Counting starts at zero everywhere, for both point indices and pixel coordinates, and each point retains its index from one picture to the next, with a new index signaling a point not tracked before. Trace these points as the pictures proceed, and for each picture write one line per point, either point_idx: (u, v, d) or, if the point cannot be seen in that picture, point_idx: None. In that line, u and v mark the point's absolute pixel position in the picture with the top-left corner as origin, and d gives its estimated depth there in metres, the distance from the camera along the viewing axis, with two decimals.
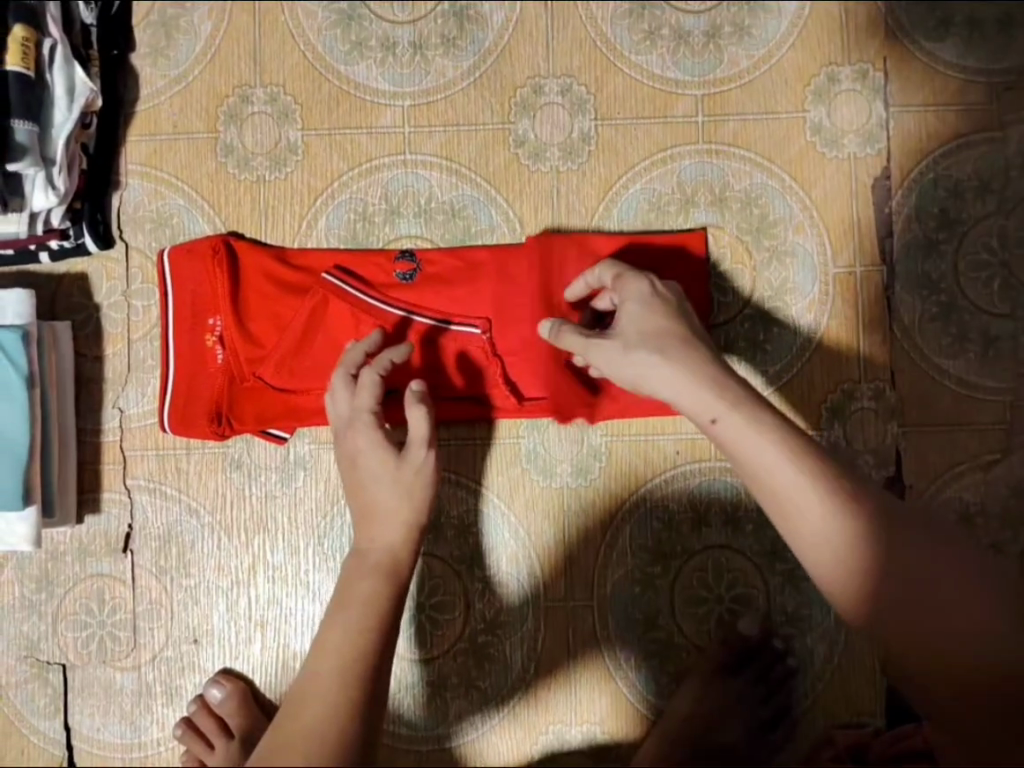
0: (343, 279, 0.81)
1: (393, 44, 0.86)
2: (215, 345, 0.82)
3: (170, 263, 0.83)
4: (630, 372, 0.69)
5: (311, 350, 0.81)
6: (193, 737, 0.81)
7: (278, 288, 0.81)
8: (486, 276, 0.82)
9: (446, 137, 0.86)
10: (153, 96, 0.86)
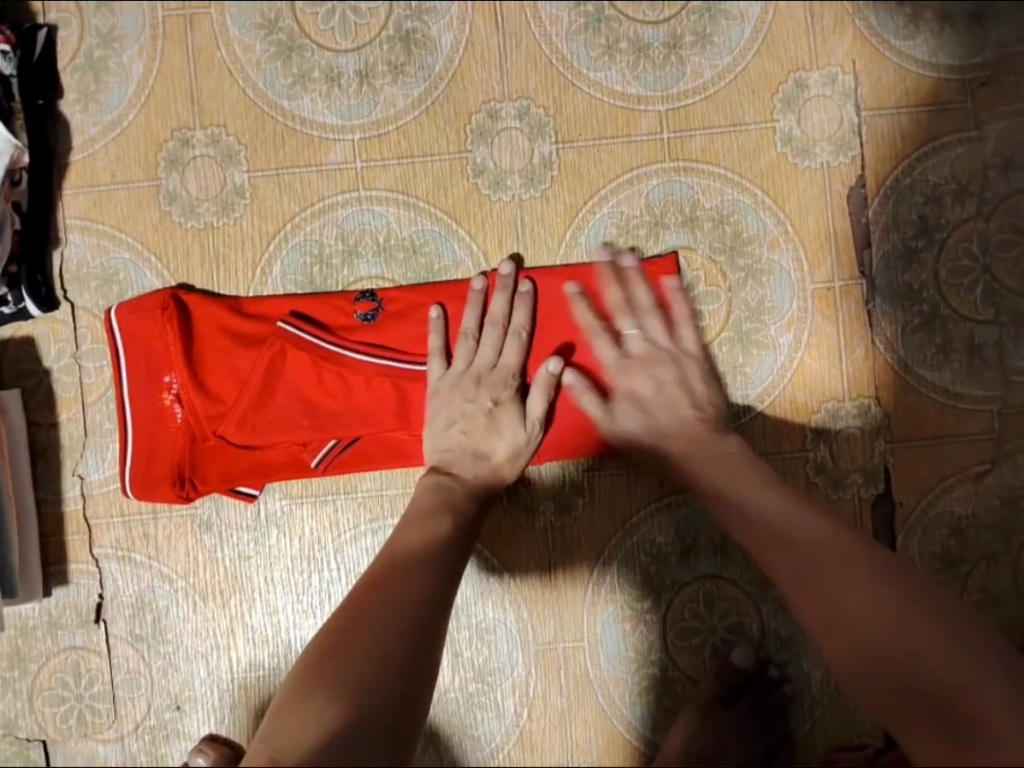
0: (301, 327, 0.76)
1: (338, 74, 0.81)
2: (173, 404, 0.78)
3: (118, 321, 0.78)
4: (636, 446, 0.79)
5: (273, 404, 0.76)
6: None
7: (234, 341, 0.77)
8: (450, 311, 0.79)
9: (400, 170, 0.82)
10: (87, 145, 0.81)
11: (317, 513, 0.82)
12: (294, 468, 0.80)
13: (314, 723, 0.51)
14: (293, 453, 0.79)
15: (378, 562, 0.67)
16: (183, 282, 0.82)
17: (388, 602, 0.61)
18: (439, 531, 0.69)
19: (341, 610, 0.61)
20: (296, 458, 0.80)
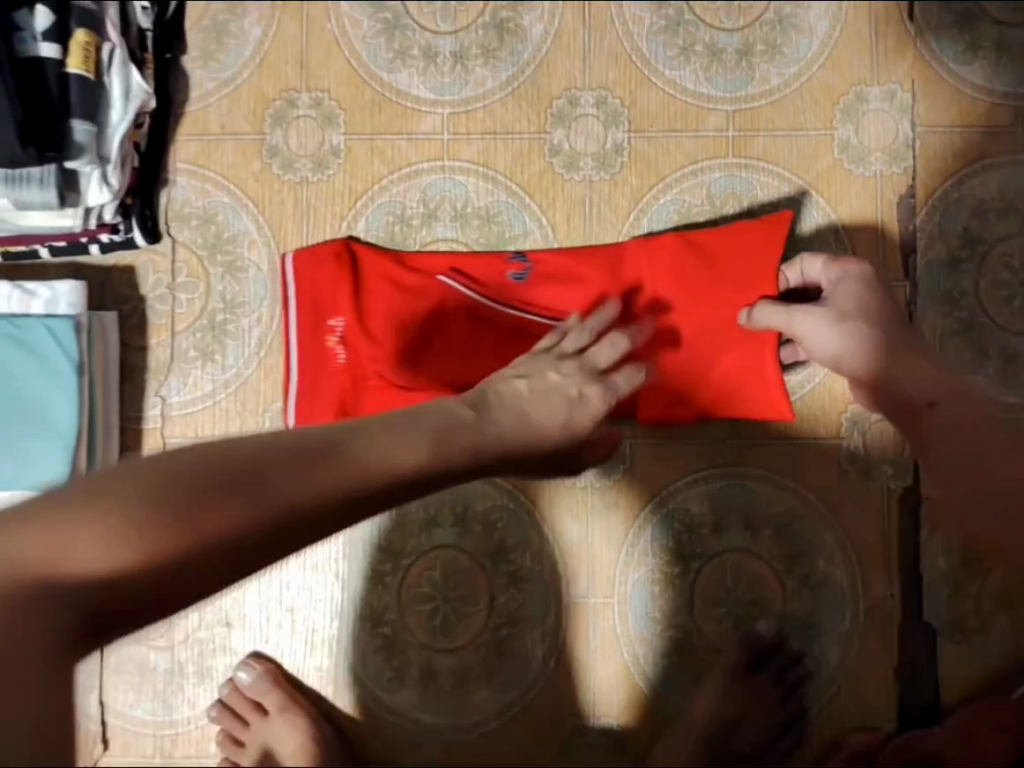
0: (459, 282, 0.81)
1: (435, 54, 0.89)
2: (335, 346, 0.81)
3: (297, 265, 0.83)
4: (832, 342, 0.76)
5: (437, 348, 0.81)
6: (230, 718, 0.85)
7: (396, 290, 0.81)
8: (595, 275, 0.81)
9: (483, 145, 0.89)
10: (202, 97, 0.89)
11: None
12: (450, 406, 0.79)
13: (100, 556, 0.38)
14: (444, 389, 0.79)
15: (238, 456, 0.45)
16: (275, 229, 0.89)
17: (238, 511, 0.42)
18: (331, 480, 0.47)
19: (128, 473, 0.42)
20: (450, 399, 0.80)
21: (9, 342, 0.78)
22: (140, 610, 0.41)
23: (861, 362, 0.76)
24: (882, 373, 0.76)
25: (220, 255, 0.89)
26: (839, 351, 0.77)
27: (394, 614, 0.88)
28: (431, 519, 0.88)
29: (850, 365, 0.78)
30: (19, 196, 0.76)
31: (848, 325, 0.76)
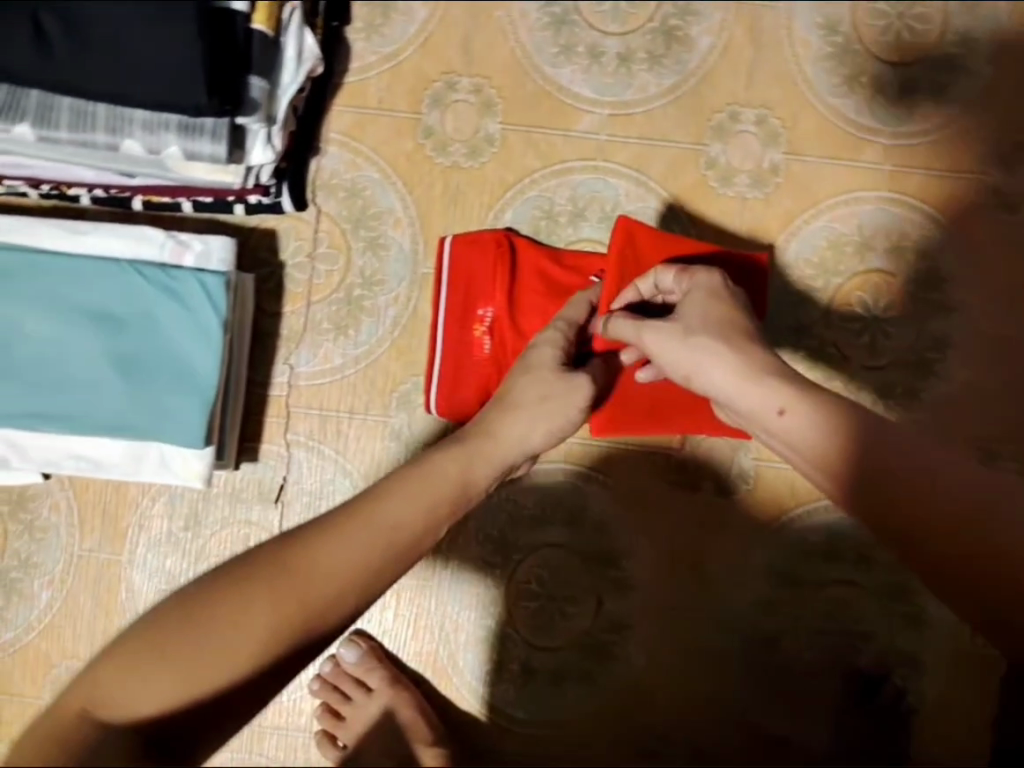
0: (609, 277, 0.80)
1: (601, 53, 0.88)
2: (482, 336, 0.83)
3: (455, 249, 0.84)
4: (682, 359, 0.62)
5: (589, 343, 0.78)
6: (333, 694, 0.86)
7: (550, 285, 0.83)
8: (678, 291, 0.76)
9: (638, 150, 0.88)
10: (363, 70, 0.89)
11: None
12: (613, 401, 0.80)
13: (152, 699, 0.44)
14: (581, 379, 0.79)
15: (277, 548, 0.53)
16: (421, 210, 0.88)
17: (288, 608, 0.50)
18: (367, 541, 0.55)
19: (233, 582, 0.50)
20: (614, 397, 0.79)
21: (160, 293, 0.77)
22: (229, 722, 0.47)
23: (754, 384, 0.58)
24: (820, 414, 0.54)
25: (363, 230, 0.88)
26: (782, 401, 0.56)
27: (499, 606, 0.88)
28: (548, 517, 0.88)
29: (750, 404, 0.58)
30: (190, 147, 0.73)
31: (700, 344, 0.61)
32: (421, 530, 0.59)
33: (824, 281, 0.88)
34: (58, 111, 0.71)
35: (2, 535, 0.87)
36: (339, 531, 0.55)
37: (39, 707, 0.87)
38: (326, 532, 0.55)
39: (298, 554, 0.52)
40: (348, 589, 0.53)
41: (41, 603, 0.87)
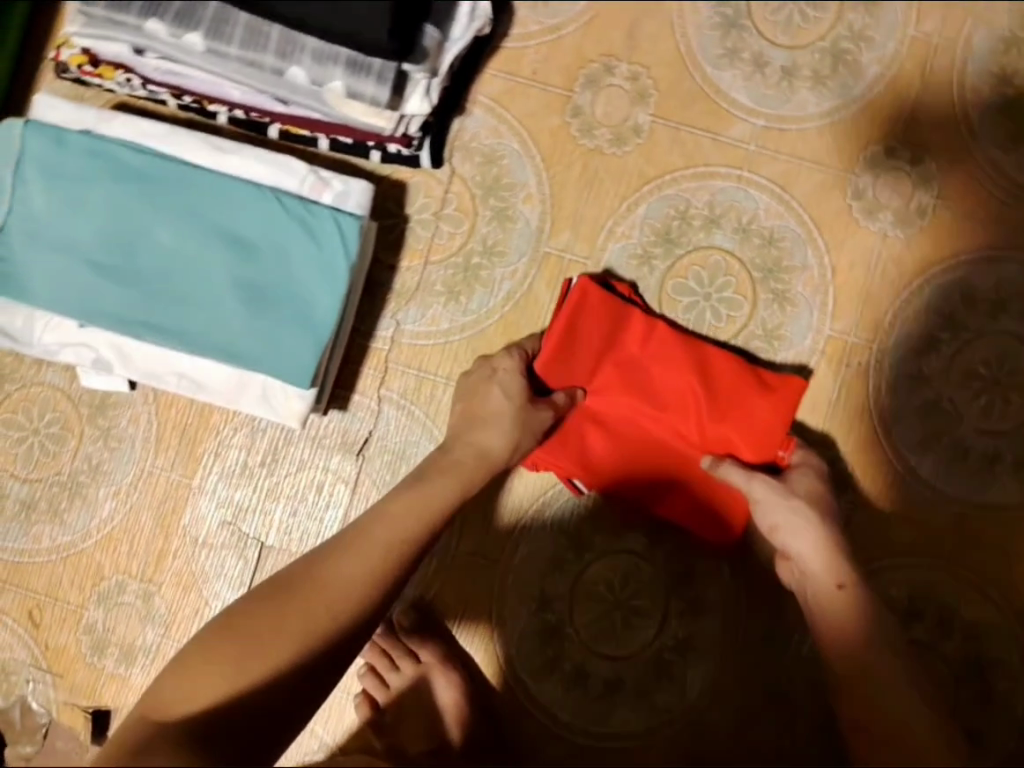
0: (692, 388, 0.80)
1: (765, 63, 0.86)
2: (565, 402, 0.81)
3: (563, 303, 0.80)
4: (804, 544, 0.75)
5: (646, 437, 0.82)
6: (382, 658, 0.86)
7: (635, 369, 0.81)
8: (683, 379, 0.80)
9: (787, 167, 0.86)
10: (523, 38, 0.87)
11: None
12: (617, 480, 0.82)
13: (198, 692, 0.60)
14: (603, 460, 0.82)
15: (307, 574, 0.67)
16: (556, 189, 0.86)
17: (296, 625, 0.64)
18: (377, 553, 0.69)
19: (266, 600, 0.66)
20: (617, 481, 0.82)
21: (295, 225, 0.76)
22: (283, 719, 0.61)
23: (789, 575, 0.77)
24: (858, 608, 0.72)
25: (494, 199, 0.87)
26: (829, 586, 0.73)
27: (563, 603, 0.85)
28: (627, 522, 0.86)
29: (811, 581, 0.74)
30: (353, 86, 0.73)
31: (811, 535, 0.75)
32: (348, 597, 0.66)
33: (951, 334, 0.85)
34: (234, 27, 0.71)
35: (78, 437, 0.86)
36: (274, 613, 0.64)
37: (82, 616, 0.85)
38: (265, 603, 0.65)
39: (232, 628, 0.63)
40: (338, 606, 0.65)
41: (101, 514, 0.86)
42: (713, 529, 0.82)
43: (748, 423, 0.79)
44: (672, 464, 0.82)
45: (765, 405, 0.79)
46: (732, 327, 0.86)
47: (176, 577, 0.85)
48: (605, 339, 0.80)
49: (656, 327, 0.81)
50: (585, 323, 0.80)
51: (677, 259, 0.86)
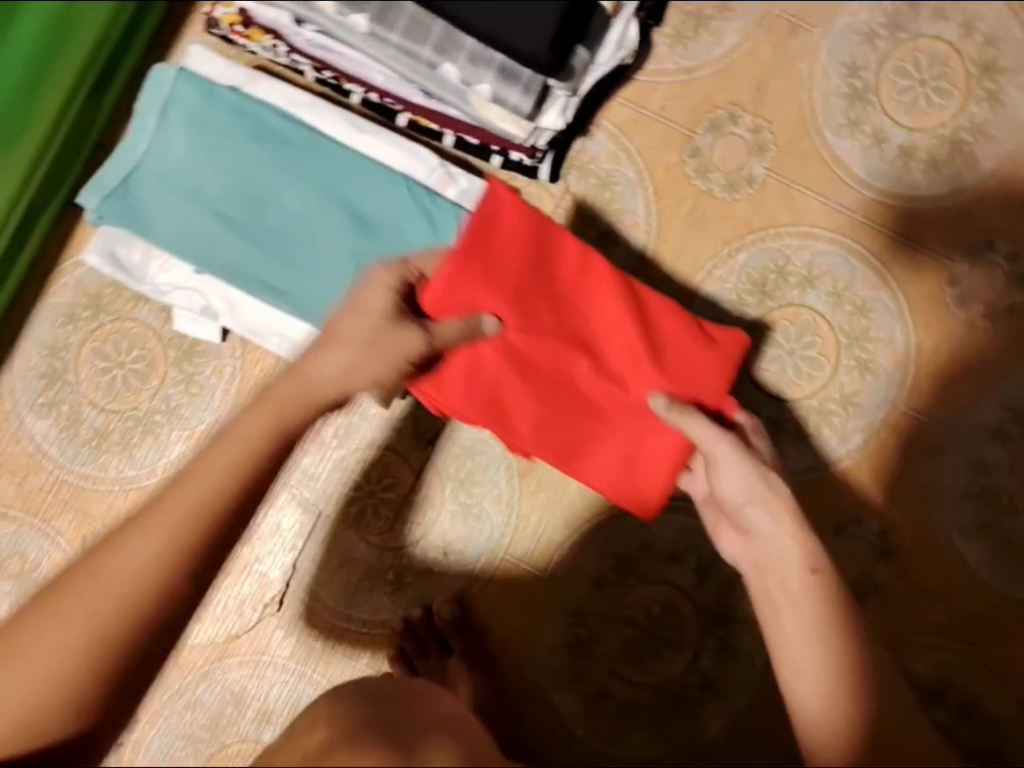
0: (621, 320, 0.69)
1: (884, 139, 0.88)
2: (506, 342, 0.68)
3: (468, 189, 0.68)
4: (779, 534, 0.65)
5: (561, 377, 0.69)
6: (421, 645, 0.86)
7: (549, 290, 0.69)
8: (604, 306, 0.70)
9: (888, 242, 0.88)
10: (657, 73, 0.89)
11: None
12: (569, 454, 0.71)
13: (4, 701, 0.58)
14: (551, 426, 0.70)
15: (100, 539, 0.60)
16: (662, 223, 0.88)
17: (80, 619, 0.57)
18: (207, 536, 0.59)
19: (67, 583, 0.58)
20: (570, 454, 0.71)
21: (419, 213, 0.78)
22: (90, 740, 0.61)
23: (738, 549, 0.68)
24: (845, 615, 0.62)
25: (601, 222, 0.89)
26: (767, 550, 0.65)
27: (598, 621, 0.87)
28: (676, 554, 0.87)
29: (783, 565, 0.63)
30: (500, 92, 0.76)
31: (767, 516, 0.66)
32: (163, 575, 0.58)
33: (1020, 430, 0.86)
34: (399, 15, 0.75)
35: (161, 377, 0.88)
36: (59, 605, 0.58)
37: None
38: (69, 579, 0.58)
39: (36, 610, 0.58)
40: (125, 590, 0.57)
41: (169, 455, 0.88)
42: (620, 491, 0.72)
43: (689, 378, 0.69)
44: (587, 416, 0.70)
45: (707, 356, 0.70)
46: (812, 386, 0.88)
47: None
48: (505, 238, 0.68)
49: (528, 217, 0.69)
50: (499, 235, 0.68)
51: (768, 312, 0.88)
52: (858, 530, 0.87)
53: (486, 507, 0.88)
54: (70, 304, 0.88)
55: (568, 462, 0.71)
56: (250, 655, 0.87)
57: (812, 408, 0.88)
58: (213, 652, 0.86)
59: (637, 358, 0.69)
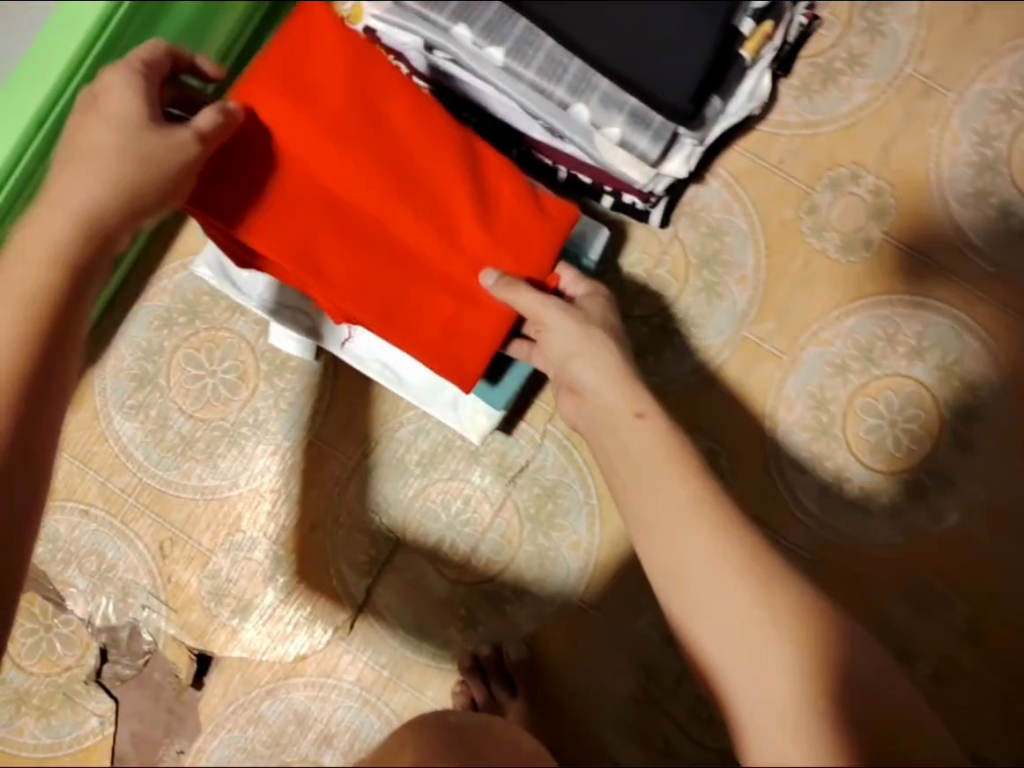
0: (509, 219, 0.70)
1: (1011, 213, 0.85)
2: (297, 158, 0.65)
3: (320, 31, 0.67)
4: (586, 370, 0.64)
5: (357, 201, 0.66)
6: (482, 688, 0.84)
7: (400, 146, 0.67)
8: (500, 207, 0.70)
9: (1004, 319, 0.85)
10: (779, 125, 0.87)
11: None
12: (383, 309, 0.67)
13: None
14: (368, 278, 0.66)
15: None
16: (771, 278, 0.87)
17: None
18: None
19: None
20: (383, 307, 0.67)
21: None
22: None
23: (572, 411, 0.65)
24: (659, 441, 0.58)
25: (707, 272, 0.87)
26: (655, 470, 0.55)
27: (669, 676, 0.85)
28: None
29: (605, 411, 0.61)
30: (628, 137, 0.74)
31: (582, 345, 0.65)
32: None
33: None
34: (536, 51, 0.74)
35: (250, 389, 0.88)
36: None
37: (208, 560, 0.87)
38: None
39: None
40: None
41: (253, 469, 0.87)
42: (444, 368, 0.69)
43: (516, 237, 0.69)
44: (337, 222, 0.66)
45: (539, 222, 0.70)
46: (910, 459, 0.86)
47: (306, 547, 0.87)
48: (330, 77, 0.66)
49: (422, 95, 0.70)
50: (321, 58, 0.67)
51: (870, 378, 0.86)
52: (946, 612, 0.85)
53: (563, 551, 0.86)
54: (166, 308, 0.89)
55: (367, 308, 0.66)
56: (316, 677, 0.86)
57: (908, 479, 0.86)
58: (280, 671, 0.86)
59: (529, 259, 0.69)
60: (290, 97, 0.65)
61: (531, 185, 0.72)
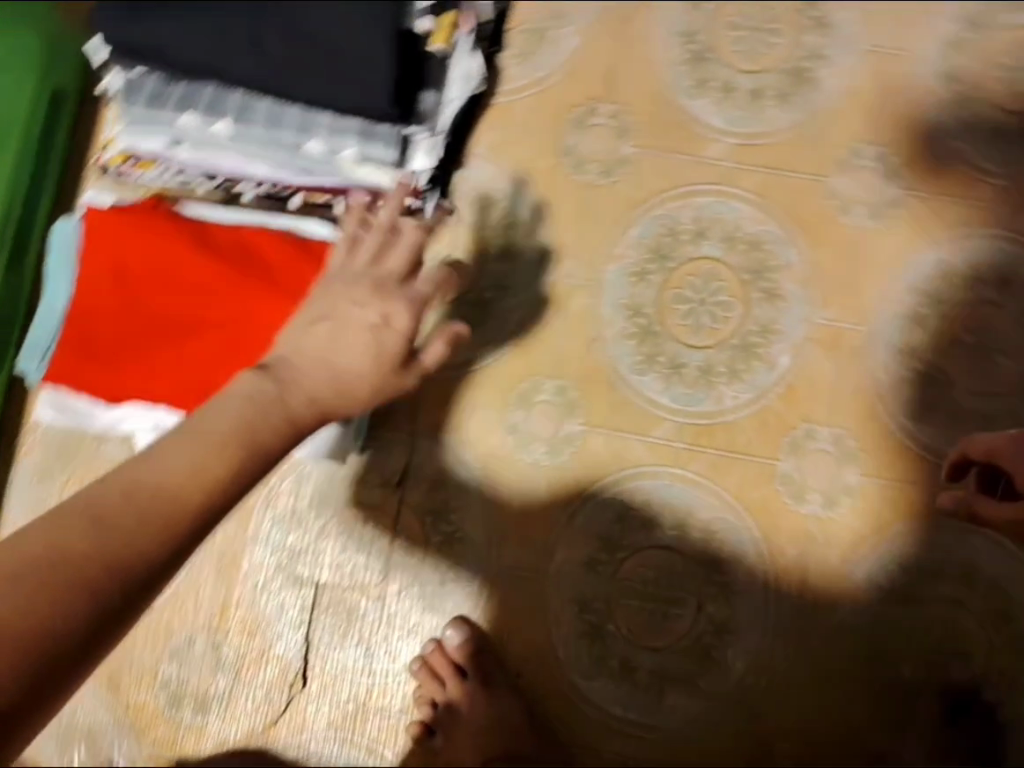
0: (294, 280, 0.85)
1: (732, 90, 0.95)
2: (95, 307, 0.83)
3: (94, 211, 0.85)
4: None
5: (144, 323, 0.83)
6: (430, 678, 0.86)
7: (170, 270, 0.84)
8: (281, 275, 0.85)
9: (762, 177, 0.93)
10: (511, 93, 0.96)
11: (608, 443, 0.89)
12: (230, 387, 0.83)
13: None
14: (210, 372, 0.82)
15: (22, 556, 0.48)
16: (552, 221, 0.94)
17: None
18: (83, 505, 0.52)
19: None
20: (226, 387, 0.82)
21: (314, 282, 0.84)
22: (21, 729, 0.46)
23: None
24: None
25: (497, 238, 0.94)
26: None
27: (604, 603, 0.86)
28: (654, 514, 0.87)
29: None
30: (365, 149, 0.84)
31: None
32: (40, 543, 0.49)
33: (937, 307, 0.88)
34: (258, 111, 0.82)
35: None
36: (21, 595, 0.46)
37: (157, 673, 0.89)
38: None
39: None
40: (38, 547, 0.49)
41: None
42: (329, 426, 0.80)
43: (302, 292, 0.84)
44: (170, 333, 0.83)
45: (313, 270, 0.85)
46: (731, 326, 0.90)
47: (239, 625, 0.90)
48: (125, 234, 0.84)
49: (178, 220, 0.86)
50: (99, 230, 0.84)
51: (671, 272, 0.92)
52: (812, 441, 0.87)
53: (467, 529, 0.89)
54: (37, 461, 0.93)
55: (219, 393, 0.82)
56: (291, 738, 0.88)
57: (737, 349, 0.89)
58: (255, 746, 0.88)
59: None
60: (103, 259, 0.83)
61: (297, 238, 0.86)
